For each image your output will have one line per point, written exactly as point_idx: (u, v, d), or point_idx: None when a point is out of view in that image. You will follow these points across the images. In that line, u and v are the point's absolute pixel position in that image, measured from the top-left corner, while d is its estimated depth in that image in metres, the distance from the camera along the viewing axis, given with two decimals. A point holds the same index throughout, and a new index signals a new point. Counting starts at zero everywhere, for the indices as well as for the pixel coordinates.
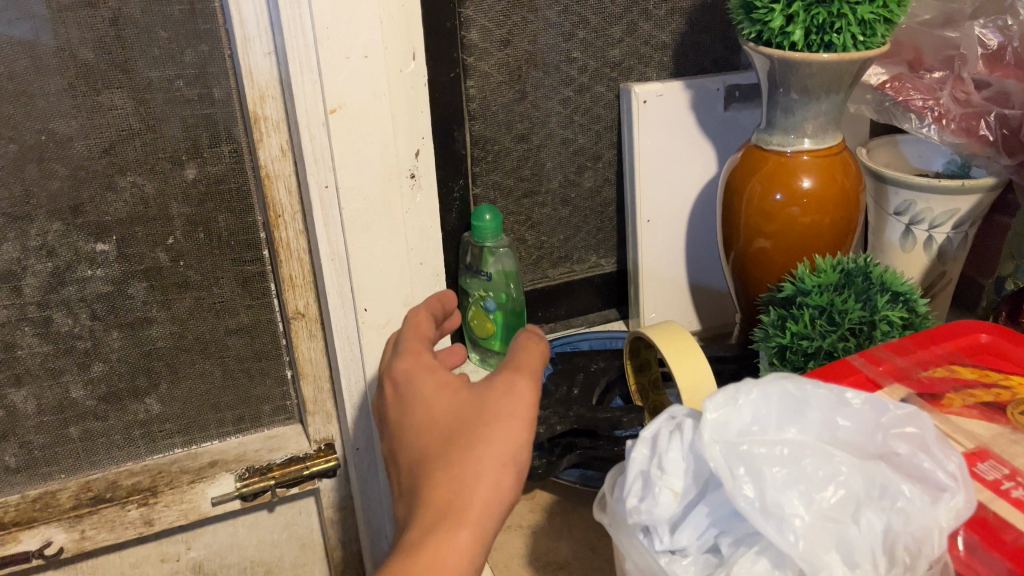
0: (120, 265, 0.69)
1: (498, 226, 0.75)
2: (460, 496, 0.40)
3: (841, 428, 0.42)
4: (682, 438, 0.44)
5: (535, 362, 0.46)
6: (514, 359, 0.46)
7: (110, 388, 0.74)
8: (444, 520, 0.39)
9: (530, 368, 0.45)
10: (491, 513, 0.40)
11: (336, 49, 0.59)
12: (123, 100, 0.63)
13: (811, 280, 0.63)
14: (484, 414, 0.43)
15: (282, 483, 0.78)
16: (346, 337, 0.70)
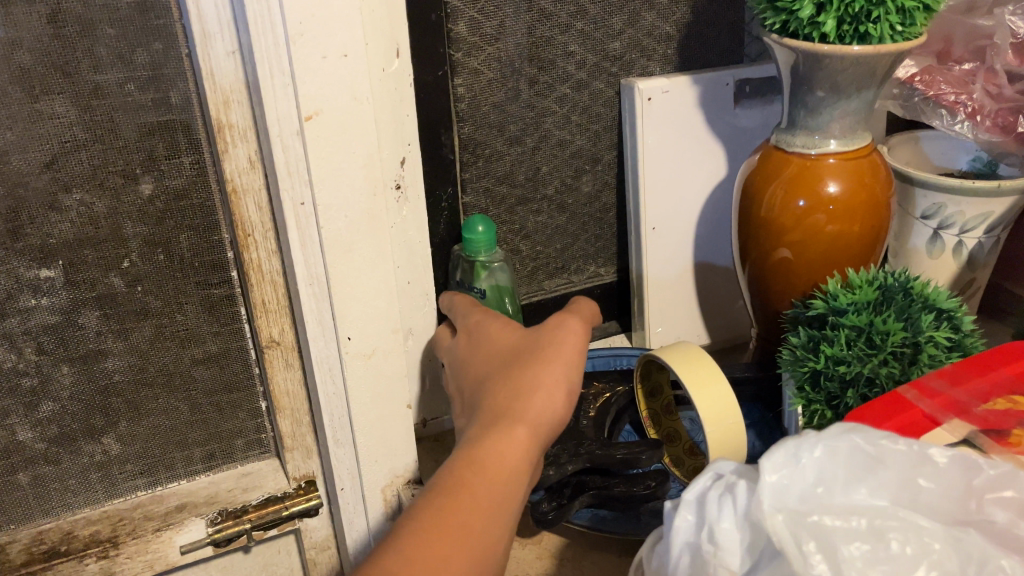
0: (68, 293, 0.61)
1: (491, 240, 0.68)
2: (523, 407, 0.50)
3: (924, 491, 0.36)
4: (736, 505, 0.37)
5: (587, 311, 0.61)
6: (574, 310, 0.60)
7: (61, 429, 0.65)
8: (510, 423, 0.49)
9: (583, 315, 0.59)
10: (545, 423, 0.50)
11: (312, 47, 0.51)
12: (67, 108, 0.56)
13: (846, 298, 0.56)
14: (548, 352, 0.54)
15: (259, 527, 0.72)
16: (328, 370, 0.62)
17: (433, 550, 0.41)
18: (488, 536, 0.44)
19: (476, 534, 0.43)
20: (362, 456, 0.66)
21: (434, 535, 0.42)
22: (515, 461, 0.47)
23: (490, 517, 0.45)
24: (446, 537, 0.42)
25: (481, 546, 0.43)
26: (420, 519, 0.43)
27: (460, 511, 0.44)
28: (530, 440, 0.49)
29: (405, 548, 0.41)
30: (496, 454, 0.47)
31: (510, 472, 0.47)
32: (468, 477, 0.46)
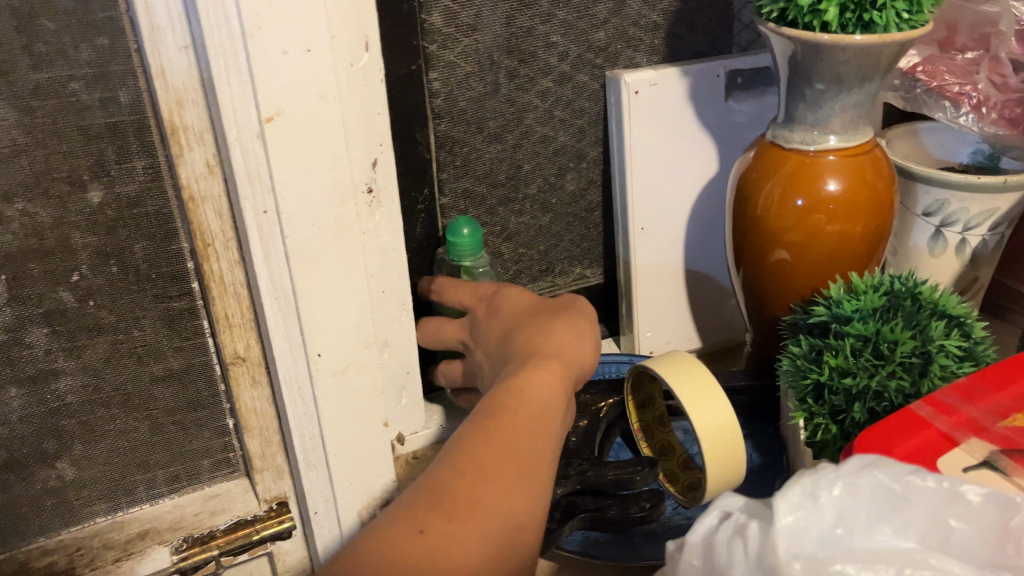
0: (12, 310, 0.56)
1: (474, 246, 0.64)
2: (551, 347, 0.52)
3: (954, 532, 0.33)
4: (748, 548, 0.32)
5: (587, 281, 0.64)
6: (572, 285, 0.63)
7: (11, 454, 0.60)
8: (539, 360, 0.51)
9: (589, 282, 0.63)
10: (573, 359, 0.52)
11: (270, 41, 0.47)
12: (3, 110, 0.51)
13: (851, 305, 0.53)
14: (568, 312, 0.57)
15: (227, 552, 0.68)
16: (296, 389, 0.58)
17: (482, 466, 0.44)
18: (536, 454, 0.46)
19: (523, 451, 0.45)
20: (336, 477, 0.62)
21: (483, 453, 0.44)
22: (551, 388, 0.49)
23: (535, 437, 0.47)
24: (495, 453, 0.44)
25: (530, 462, 0.45)
26: (467, 440, 0.45)
27: (505, 432, 0.46)
28: (562, 372, 0.51)
29: (457, 467, 0.44)
30: (534, 382, 0.49)
31: (549, 397, 0.49)
32: (509, 403, 0.47)
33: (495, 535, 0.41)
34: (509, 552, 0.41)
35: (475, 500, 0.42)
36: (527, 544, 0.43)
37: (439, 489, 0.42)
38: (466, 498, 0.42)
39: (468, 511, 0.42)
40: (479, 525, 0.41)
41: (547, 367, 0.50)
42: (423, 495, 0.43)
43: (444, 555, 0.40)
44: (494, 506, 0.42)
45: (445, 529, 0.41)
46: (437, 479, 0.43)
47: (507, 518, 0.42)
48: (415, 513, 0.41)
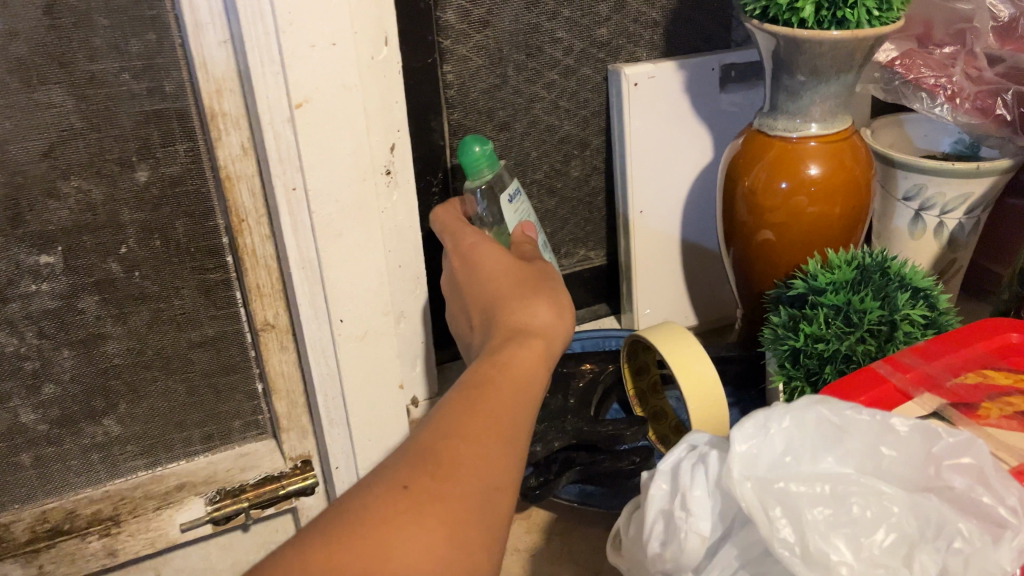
0: (67, 278, 0.63)
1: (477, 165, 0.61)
2: (531, 320, 0.50)
3: (885, 459, 0.38)
4: (708, 473, 0.39)
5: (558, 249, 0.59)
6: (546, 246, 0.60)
7: (63, 410, 0.67)
8: (519, 334, 0.48)
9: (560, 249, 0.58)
10: (554, 331, 0.50)
11: (299, 36, 0.52)
12: (63, 97, 0.57)
13: (825, 278, 0.57)
14: (545, 292, 0.52)
15: (256, 505, 0.73)
16: (321, 351, 0.64)
17: (469, 426, 0.41)
18: (523, 418, 0.43)
19: (511, 413, 0.42)
20: (356, 435, 0.68)
21: (469, 414, 0.41)
22: (536, 355, 0.47)
23: (521, 401, 0.44)
24: (480, 414, 0.41)
25: (518, 425, 0.42)
26: (452, 402, 0.42)
27: (490, 394, 0.43)
28: (545, 343, 0.49)
29: (438, 430, 0.40)
30: (519, 349, 0.47)
31: (533, 365, 0.46)
32: (490, 373, 0.44)
33: (485, 493, 0.38)
34: (498, 510, 0.38)
35: (462, 459, 0.39)
36: (506, 510, 0.39)
37: (425, 451, 0.39)
38: (451, 457, 0.39)
39: (453, 470, 0.38)
40: (466, 485, 0.38)
41: (529, 339, 0.48)
42: (407, 456, 0.39)
43: (426, 515, 0.36)
44: (483, 464, 0.39)
45: (429, 488, 0.37)
46: (423, 440, 0.40)
47: (492, 481, 0.39)
48: (399, 473, 0.38)
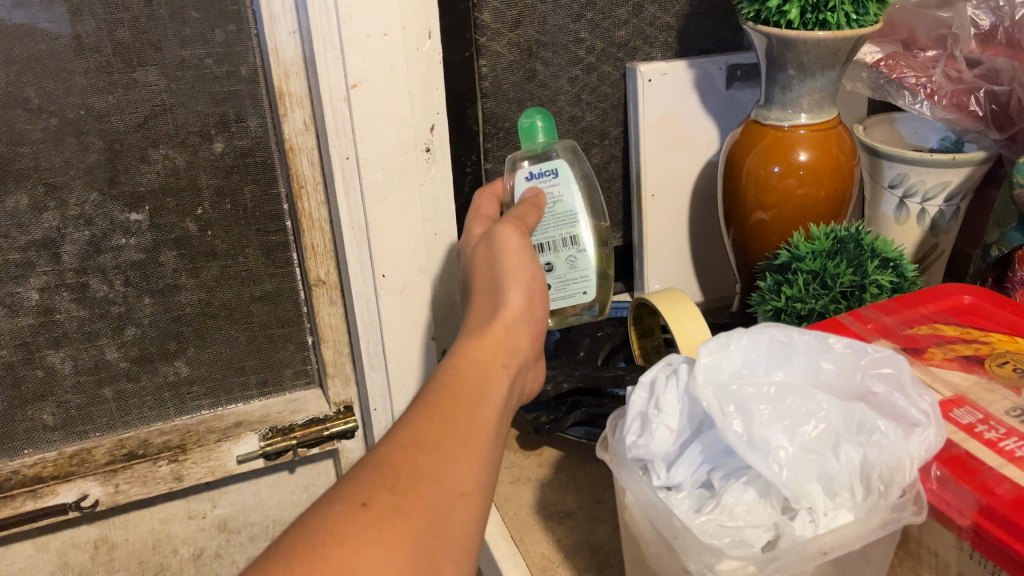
0: (152, 234, 0.74)
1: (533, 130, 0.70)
2: (498, 309, 0.57)
3: (824, 371, 0.46)
4: (679, 381, 0.48)
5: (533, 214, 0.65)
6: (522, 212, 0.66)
7: (141, 351, 0.78)
8: (483, 327, 0.55)
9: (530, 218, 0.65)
10: (519, 319, 0.57)
11: (357, 26, 0.63)
12: (157, 77, 0.67)
13: (806, 246, 0.66)
14: (512, 277, 0.59)
15: (303, 443, 0.82)
16: (365, 301, 0.76)
17: (427, 438, 0.44)
18: (480, 427, 0.47)
19: (468, 422, 0.47)
20: None
21: (428, 427, 0.45)
22: (488, 363, 0.52)
23: (476, 411, 0.48)
24: (441, 426, 0.46)
25: (475, 431, 0.46)
26: (410, 419, 0.46)
27: (447, 406, 0.47)
28: (502, 346, 0.55)
29: (399, 445, 0.44)
30: (474, 360, 0.52)
31: (487, 372, 0.52)
32: (451, 386, 0.49)
33: (445, 500, 0.42)
34: (461, 514, 0.42)
35: (420, 471, 0.43)
36: (474, 507, 0.43)
37: (384, 466, 0.42)
38: (409, 469, 0.42)
39: (412, 481, 0.42)
40: (425, 494, 0.42)
41: (489, 342, 0.54)
42: (368, 471, 0.42)
43: (387, 527, 0.39)
44: (441, 474, 0.43)
45: (389, 501, 0.41)
46: (382, 456, 0.43)
47: (455, 483, 0.43)
48: (358, 488, 0.41)
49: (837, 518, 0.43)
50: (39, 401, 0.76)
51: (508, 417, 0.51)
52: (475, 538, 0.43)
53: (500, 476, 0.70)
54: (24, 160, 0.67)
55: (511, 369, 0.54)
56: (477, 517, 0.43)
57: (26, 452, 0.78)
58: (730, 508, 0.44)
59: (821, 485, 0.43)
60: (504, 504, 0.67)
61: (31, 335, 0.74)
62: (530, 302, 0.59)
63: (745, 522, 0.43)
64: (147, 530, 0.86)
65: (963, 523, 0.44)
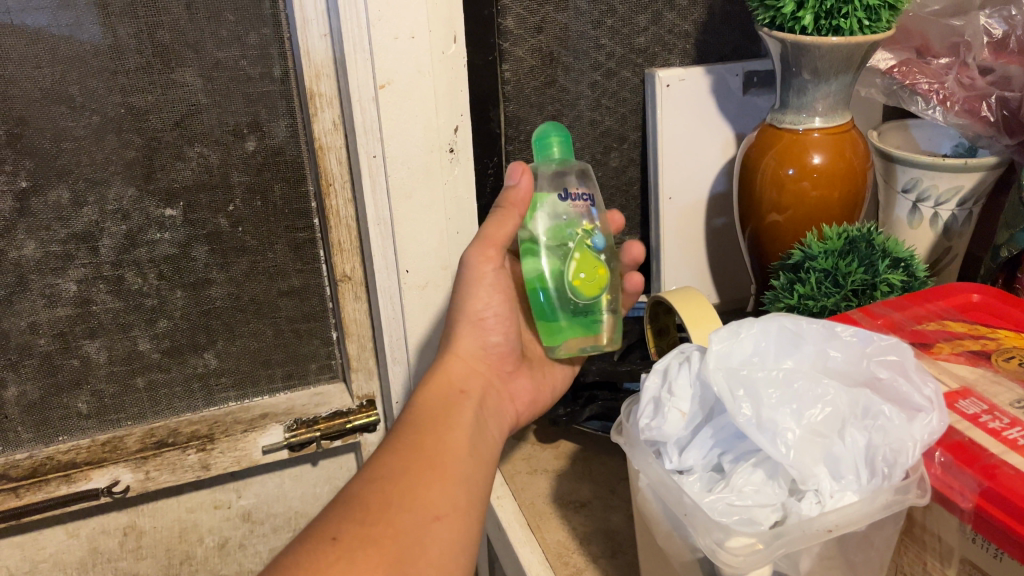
0: (185, 229, 0.76)
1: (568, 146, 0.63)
2: (458, 345, 0.64)
3: (832, 358, 0.48)
4: (691, 367, 0.50)
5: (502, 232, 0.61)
6: (488, 230, 0.62)
7: (172, 342, 0.81)
8: (443, 363, 0.63)
9: (496, 236, 0.62)
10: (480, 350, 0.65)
11: (387, 30, 0.67)
12: (193, 78, 0.70)
13: (818, 246, 0.68)
14: (464, 310, 0.64)
15: (328, 436, 0.84)
16: (390, 296, 0.80)
17: (392, 473, 0.52)
18: (445, 457, 0.54)
19: (430, 455, 0.54)
20: None
21: (395, 463, 0.53)
22: (446, 398, 0.60)
23: (440, 443, 0.55)
24: (406, 461, 0.53)
25: (439, 461, 0.54)
26: (380, 458, 0.54)
27: (413, 444, 0.55)
28: (458, 378, 0.62)
29: (368, 482, 0.51)
30: (433, 397, 0.60)
31: (446, 406, 0.59)
32: (415, 425, 0.57)
33: (414, 525, 0.49)
34: (432, 534, 0.49)
35: (388, 503, 0.50)
36: (446, 526, 0.50)
37: (355, 503, 0.50)
38: (378, 502, 0.50)
39: (381, 512, 0.49)
40: (393, 522, 0.49)
41: (445, 378, 0.62)
42: (342, 509, 0.50)
43: (360, 553, 0.46)
44: (408, 504, 0.50)
45: (359, 532, 0.48)
46: (354, 493, 0.51)
47: (423, 509, 0.50)
48: (332, 525, 0.48)
49: (842, 500, 0.44)
50: (75, 389, 0.79)
51: (480, 437, 0.59)
52: (453, 551, 0.50)
53: (518, 467, 0.72)
54: (66, 156, 0.70)
55: (476, 396, 0.62)
56: (450, 534, 0.50)
57: (61, 439, 0.81)
58: (739, 487, 0.45)
59: (827, 467, 0.45)
60: (520, 494, 0.69)
61: (68, 325, 0.76)
62: (487, 328, 0.65)
63: (753, 501, 0.45)
64: (174, 519, 0.88)
65: (965, 505, 0.45)
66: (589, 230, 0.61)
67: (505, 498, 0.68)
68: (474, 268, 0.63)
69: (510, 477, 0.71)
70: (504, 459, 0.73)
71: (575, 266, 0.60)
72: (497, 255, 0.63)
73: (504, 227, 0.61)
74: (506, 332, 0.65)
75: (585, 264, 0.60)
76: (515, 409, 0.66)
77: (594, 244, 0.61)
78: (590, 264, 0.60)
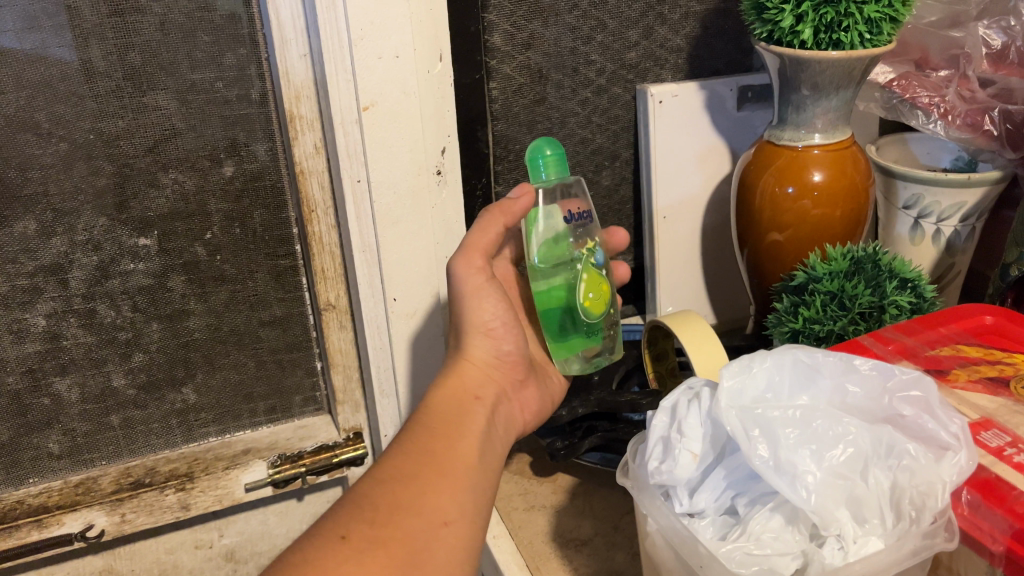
0: (161, 259, 0.73)
1: (564, 161, 0.60)
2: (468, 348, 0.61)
3: (850, 394, 0.45)
4: (701, 405, 0.47)
5: (486, 238, 0.59)
6: (470, 240, 0.60)
7: (149, 377, 0.77)
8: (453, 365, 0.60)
9: (482, 244, 0.59)
10: (490, 355, 0.61)
11: (370, 49, 0.64)
12: (167, 101, 0.67)
13: (823, 267, 0.65)
14: (472, 322, 0.61)
15: (312, 471, 0.81)
16: (376, 325, 0.76)
17: (403, 473, 0.49)
18: (458, 460, 0.51)
19: (441, 459, 0.50)
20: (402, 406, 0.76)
21: (404, 463, 0.50)
22: (459, 403, 0.56)
23: (453, 446, 0.52)
24: (417, 462, 0.50)
25: (454, 465, 0.50)
26: (390, 456, 0.51)
27: (424, 444, 0.51)
28: (471, 384, 0.58)
29: (377, 481, 0.48)
30: (446, 402, 0.56)
31: (460, 411, 0.56)
32: (426, 425, 0.53)
33: (423, 529, 0.46)
34: (441, 540, 0.46)
35: (398, 503, 0.47)
36: (456, 533, 0.47)
37: (364, 501, 0.47)
38: (387, 503, 0.47)
39: (390, 512, 0.46)
40: (402, 524, 0.46)
41: (458, 384, 0.58)
42: (349, 507, 0.47)
43: (366, 556, 0.43)
44: (418, 507, 0.47)
45: (366, 532, 0.45)
46: (362, 493, 0.48)
47: (434, 514, 0.47)
48: (340, 524, 0.45)
49: (867, 546, 0.42)
50: (45, 429, 0.75)
51: (493, 445, 0.55)
52: (462, 562, 0.46)
53: (514, 504, 0.69)
54: (33, 185, 0.67)
55: (489, 400, 0.58)
56: (461, 542, 0.47)
57: (32, 481, 0.77)
58: (757, 535, 0.42)
59: (850, 511, 0.42)
60: (518, 532, 0.65)
61: (37, 362, 0.73)
62: (495, 334, 0.61)
63: (772, 549, 0.42)
64: (153, 561, 0.84)
65: (995, 549, 0.42)
66: (592, 249, 0.61)
67: (502, 537, 0.65)
68: (465, 281, 0.60)
69: (506, 515, 0.67)
70: (501, 495, 0.70)
71: (585, 286, 0.60)
72: (485, 264, 0.60)
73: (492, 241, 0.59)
74: (517, 340, 0.62)
75: (593, 283, 0.60)
76: (524, 418, 0.63)
77: (597, 262, 0.61)
78: (597, 283, 0.60)
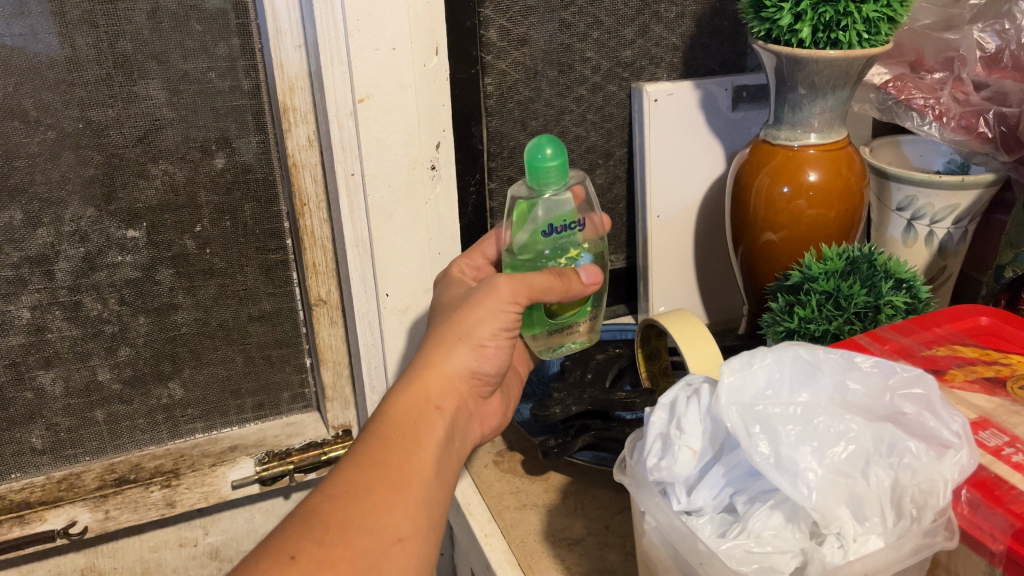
0: (149, 252, 0.72)
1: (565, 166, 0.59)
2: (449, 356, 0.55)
3: (851, 391, 0.45)
4: (700, 402, 0.46)
5: (544, 286, 0.58)
6: (530, 279, 0.58)
7: (134, 371, 0.76)
8: (426, 370, 0.54)
9: (535, 290, 0.58)
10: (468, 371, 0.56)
11: (366, 40, 0.64)
12: (157, 90, 0.66)
13: (818, 266, 0.65)
14: (468, 333, 0.56)
15: (300, 468, 0.80)
16: (368, 321, 0.76)
17: (356, 489, 0.46)
18: (416, 468, 0.49)
19: (400, 468, 0.48)
20: None
21: (361, 474, 0.47)
22: (419, 412, 0.52)
23: (413, 455, 0.49)
24: (373, 471, 0.47)
25: (411, 476, 0.48)
26: (349, 461, 0.48)
27: (384, 450, 0.49)
28: (437, 395, 0.54)
29: (329, 493, 0.46)
30: (408, 410, 0.52)
31: (419, 423, 0.51)
32: (386, 431, 0.50)
33: (373, 550, 0.44)
34: (392, 561, 0.45)
35: (351, 520, 0.45)
36: (407, 550, 0.46)
37: (313, 517, 0.45)
38: (340, 520, 0.45)
39: (342, 531, 0.45)
40: (354, 543, 0.44)
41: (424, 390, 0.53)
42: (298, 523, 0.45)
43: None
44: (369, 525, 0.45)
45: (316, 553, 0.43)
46: (314, 505, 0.46)
47: (386, 532, 0.45)
48: (289, 542, 0.44)
49: (867, 544, 0.41)
50: (28, 423, 0.74)
51: (447, 457, 0.52)
52: None
53: (506, 503, 0.68)
54: (19, 174, 0.65)
55: (453, 413, 0.54)
56: (411, 560, 0.46)
57: (13, 477, 0.75)
58: (757, 532, 0.42)
59: (850, 508, 0.42)
60: (510, 531, 0.65)
61: (21, 354, 0.71)
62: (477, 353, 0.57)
63: (772, 547, 0.41)
64: (136, 559, 0.83)
65: (996, 548, 0.42)
66: (574, 257, 0.62)
67: (495, 536, 0.64)
68: (488, 303, 0.57)
69: (498, 513, 0.67)
70: (492, 493, 0.70)
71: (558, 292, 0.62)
72: (520, 306, 0.58)
73: (543, 289, 0.58)
74: (496, 364, 0.59)
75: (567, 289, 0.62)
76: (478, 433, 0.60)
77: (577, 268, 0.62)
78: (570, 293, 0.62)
